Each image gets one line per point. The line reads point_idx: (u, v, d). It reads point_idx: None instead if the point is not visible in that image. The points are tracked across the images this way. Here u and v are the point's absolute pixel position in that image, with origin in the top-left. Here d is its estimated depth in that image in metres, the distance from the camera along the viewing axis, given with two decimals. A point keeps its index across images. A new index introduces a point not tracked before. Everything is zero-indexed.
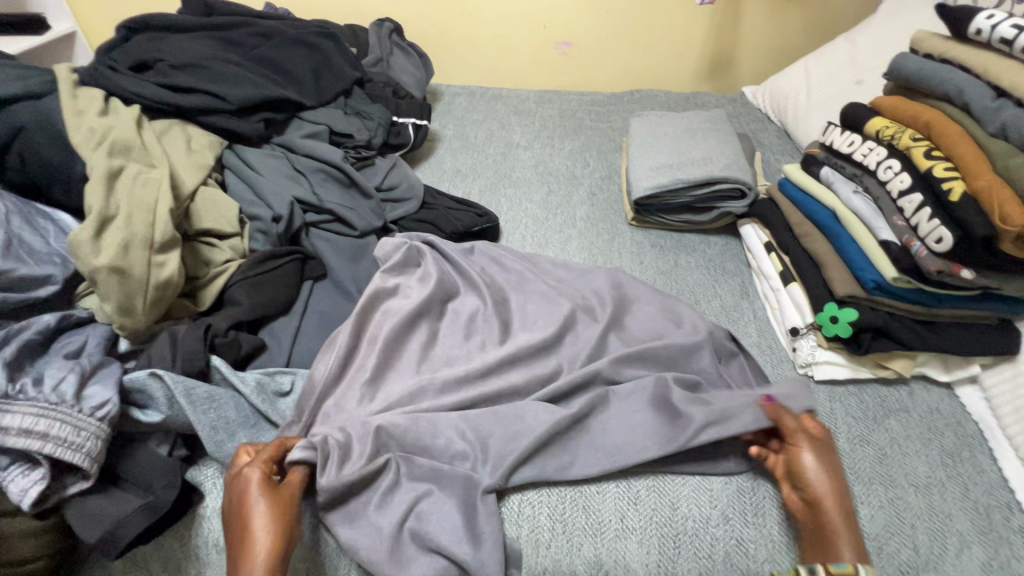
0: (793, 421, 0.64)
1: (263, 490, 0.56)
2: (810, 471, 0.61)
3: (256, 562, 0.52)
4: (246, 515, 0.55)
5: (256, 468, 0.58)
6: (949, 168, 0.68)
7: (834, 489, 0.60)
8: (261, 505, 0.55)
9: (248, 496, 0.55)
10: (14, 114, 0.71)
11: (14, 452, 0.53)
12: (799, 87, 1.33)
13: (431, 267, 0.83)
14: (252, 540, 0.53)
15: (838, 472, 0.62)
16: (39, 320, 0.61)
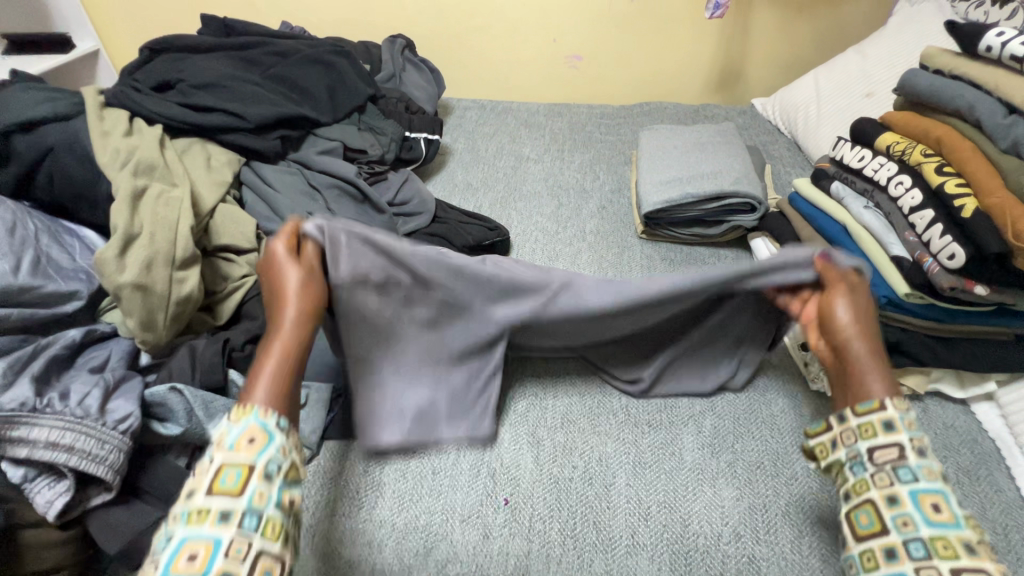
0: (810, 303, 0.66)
1: (284, 254, 0.62)
2: (841, 320, 0.60)
3: (286, 305, 0.58)
4: (276, 272, 0.61)
5: (276, 243, 0.63)
6: (960, 184, 0.68)
7: (862, 334, 0.59)
8: (287, 269, 0.61)
9: (278, 259, 0.62)
10: (44, 135, 0.74)
11: (41, 463, 0.54)
12: (809, 99, 1.33)
13: None
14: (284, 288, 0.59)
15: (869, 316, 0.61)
16: (66, 335, 0.63)
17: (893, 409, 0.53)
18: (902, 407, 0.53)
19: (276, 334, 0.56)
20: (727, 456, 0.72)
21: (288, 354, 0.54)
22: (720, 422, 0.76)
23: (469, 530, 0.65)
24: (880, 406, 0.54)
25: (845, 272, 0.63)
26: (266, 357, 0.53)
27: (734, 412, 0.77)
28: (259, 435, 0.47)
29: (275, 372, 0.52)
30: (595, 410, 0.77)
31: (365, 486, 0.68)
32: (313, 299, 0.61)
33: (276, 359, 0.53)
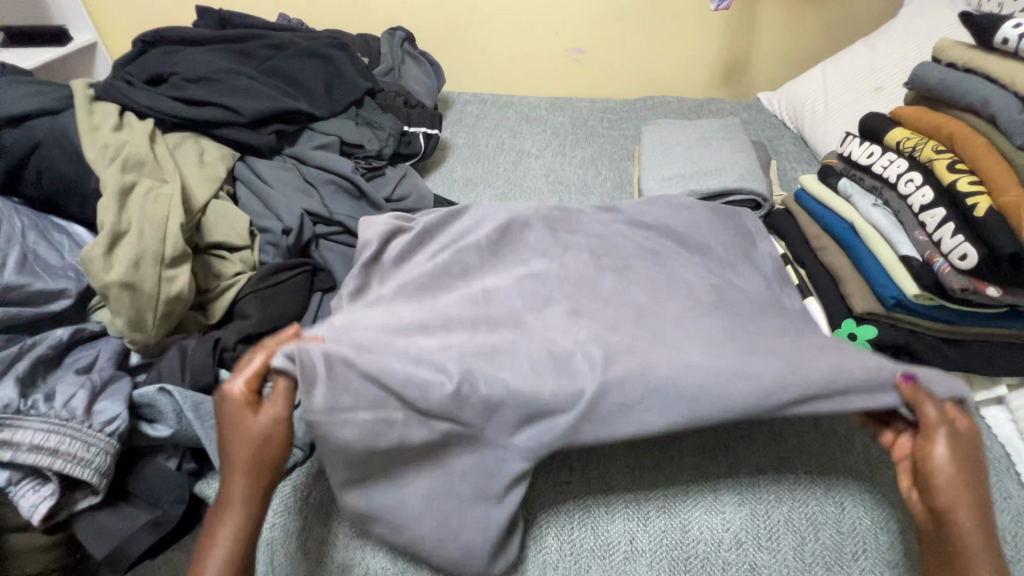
0: (931, 409, 0.54)
1: (248, 398, 0.55)
2: (947, 475, 0.51)
3: (238, 474, 0.52)
4: (230, 425, 0.54)
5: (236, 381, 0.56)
6: (974, 181, 0.66)
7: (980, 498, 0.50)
8: (251, 419, 0.54)
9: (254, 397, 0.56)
10: (30, 129, 0.72)
11: (24, 467, 0.53)
12: (816, 93, 1.30)
13: None
14: (235, 451, 0.53)
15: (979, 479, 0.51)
16: (52, 334, 0.62)
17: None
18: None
19: (232, 488, 0.52)
20: (729, 458, 0.70)
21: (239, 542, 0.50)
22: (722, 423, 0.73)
23: None
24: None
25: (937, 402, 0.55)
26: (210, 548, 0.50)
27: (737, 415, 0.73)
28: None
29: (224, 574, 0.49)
30: None
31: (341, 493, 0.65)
32: (272, 468, 0.53)
33: (224, 544, 0.50)
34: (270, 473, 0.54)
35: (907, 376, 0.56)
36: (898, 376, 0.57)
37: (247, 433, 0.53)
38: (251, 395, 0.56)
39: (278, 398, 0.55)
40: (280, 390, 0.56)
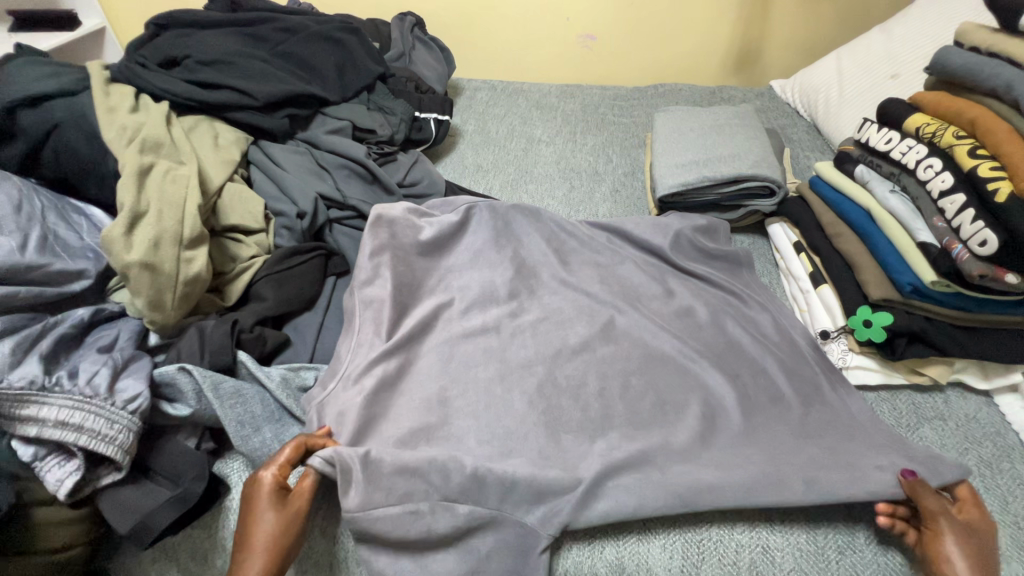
0: (933, 502, 0.57)
1: (270, 496, 0.56)
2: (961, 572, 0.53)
3: (254, 552, 0.53)
4: (254, 500, 0.56)
5: (266, 473, 0.57)
6: (995, 167, 0.65)
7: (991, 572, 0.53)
8: (267, 517, 0.55)
9: (270, 493, 0.57)
10: (47, 110, 0.72)
11: (49, 443, 0.54)
12: (831, 80, 1.29)
13: (457, 274, 0.85)
14: (254, 531, 0.54)
15: (989, 565, 0.53)
16: (74, 313, 0.62)
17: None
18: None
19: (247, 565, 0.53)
20: None
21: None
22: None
23: None
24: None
25: (938, 496, 0.58)
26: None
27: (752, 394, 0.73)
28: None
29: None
30: None
31: None
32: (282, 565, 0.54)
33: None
34: (284, 550, 0.55)
35: (908, 474, 0.60)
36: (898, 471, 0.61)
37: (265, 519, 0.55)
38: (278, 487, 0.57)
39: (302, 493, 0.58)
40: (304, 489, 0.58)
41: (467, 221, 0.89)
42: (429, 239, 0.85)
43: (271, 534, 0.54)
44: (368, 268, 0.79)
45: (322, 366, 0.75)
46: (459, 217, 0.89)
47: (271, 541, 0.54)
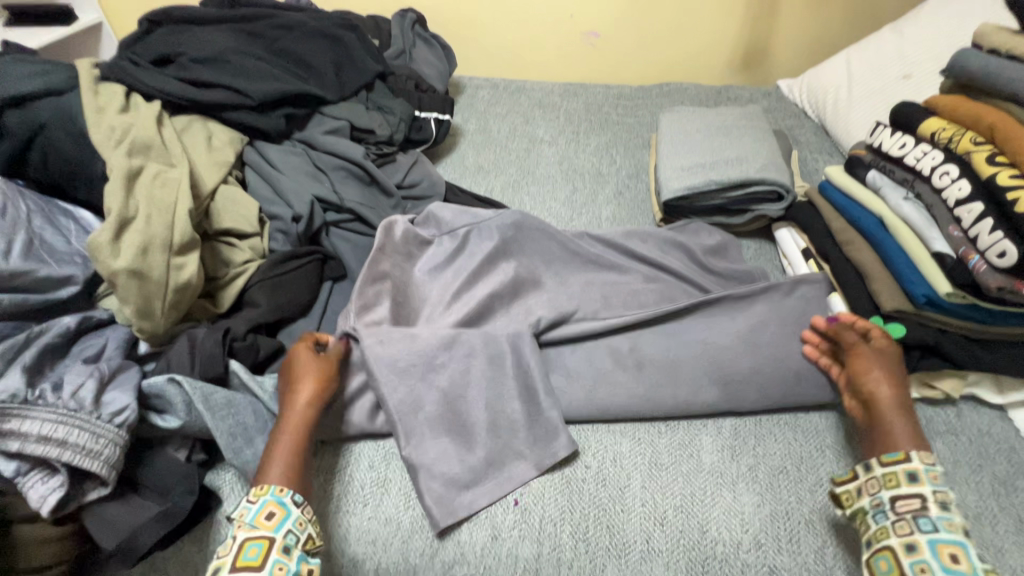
0: (848, 335, 0.71)
1: (302, 355, 0.67)
2: (884, 410, 0.63)
3: (305, 380, 0.65)
4: (296, 351, 0.68)
5: (296, 345, 0.68)
6: (1015, 175, 0.63)
7: (897, 395, 0.64)
8: (310, 361, 0.67)
9: (300, 356, 0.67)
10: (34, 111, 0.70)
11: (31, 458, 0.52)
12: (841, 80, 1.26)
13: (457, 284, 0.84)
14: (300, 369, 0.66)
15: (897, 371, 0.66)
16: (60, 322, 0.60)
17: (918, 460, 0.58)
18: (926, 459, 0.58)
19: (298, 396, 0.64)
20: (748, 458, 0.70)
21: (308, 412, 0.63)
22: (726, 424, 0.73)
23: (477, 531, 0.64)
24: (904, 457, 0.58)
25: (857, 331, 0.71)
26: (286, 424, 0.62)
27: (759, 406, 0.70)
28: (277, 509, 0.56)
29: (296, 446, 0.61)
30: (614, 406, 0.73)
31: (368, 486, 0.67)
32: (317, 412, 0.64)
33: (294, 429, 0.62)
34: (328, 380, 0.67)
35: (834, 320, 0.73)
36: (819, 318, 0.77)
37: (308, 366, 0.66)
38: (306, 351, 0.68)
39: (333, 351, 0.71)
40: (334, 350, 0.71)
41: (467, 242, 0.89)
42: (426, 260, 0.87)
43: (316, 370, 0.66)
44: (366, 290, 0.78)
45: None
46: (458, 239, 0.89)
47: (317, 374, 0.66)
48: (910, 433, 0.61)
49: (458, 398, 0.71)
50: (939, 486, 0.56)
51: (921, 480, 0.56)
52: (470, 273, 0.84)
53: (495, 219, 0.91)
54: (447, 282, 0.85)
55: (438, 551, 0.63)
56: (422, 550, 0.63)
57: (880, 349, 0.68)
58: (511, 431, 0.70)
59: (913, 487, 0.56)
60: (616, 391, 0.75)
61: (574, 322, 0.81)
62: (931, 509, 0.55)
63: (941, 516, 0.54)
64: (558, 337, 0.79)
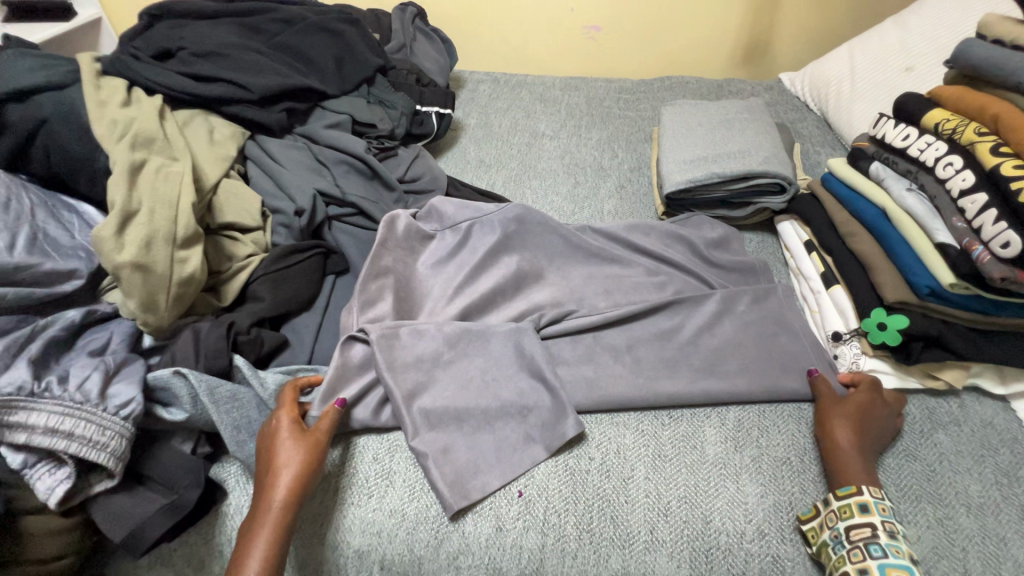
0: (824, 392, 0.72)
1: (286, 431, 0.61)
2: (843, 448, 0.66)
3: (284, 472, 0.58)
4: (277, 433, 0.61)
5: (280, 416, 0.62)
6: (1019, 165, 0.63)
7: (856, 440, 0.66)
8: (292, 447, 0.60)
9: (283, 433, 0.61)
10: (36, 104, 0.70)
11: (39, 451, 0.52)
12: (843, 73, 1.26)
13: (459, 277, 0.84)
14: (279, 455, 0.59)
15: (866, 431, 0.67)
16: (64, 316, 0.60)
17: (868, 494, 0.60)
18: (877, 494, 0.61)
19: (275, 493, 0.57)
20: (750, 451, 0.70)
21: (285, 512, 0.57)
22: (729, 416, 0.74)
23: (481, 522, 0.64)
24: (857, 490, 0.61)
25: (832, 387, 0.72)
26: (262, 524, 0.56)
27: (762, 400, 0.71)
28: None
29: (271, 549, 0.55)
30: (617, 398, 0.73)
31: (376, 474, 0.68)
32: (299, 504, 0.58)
33: (269, 531, 0.56)
34: (311, 467, 0.60)
35: (811, 372, 0.75)
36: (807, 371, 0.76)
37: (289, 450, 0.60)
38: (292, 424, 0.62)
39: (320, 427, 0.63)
40: (321, 424, 0.64)
41: (469, 237, 0.89)
42: (429, 256, 0.87)
43: (296, 461, 0.59)
44: (370, 285, 0.79)
45: (321, 368, 0.73)
46: (460, 234, 0.89)
47: (297, 463, 0.59)
48: (863, 471, 0.63)
49: (461, 391, 0.71)
50: (889, 518, 0.59)
51: (871, 512, 0.59)
52: (473, 266, 0.84)
53: (498, 214, 0.91)
54: (450, 276, 0.85)
55: (442, 541, 0.63)
56: (427, 541, 0.63)
57: (855, 398, 0.70)
58: (515, 422, 0.70)
59: (865, 517, 0.59)
60: (619, 384, 0.75)
61: (576, 315, 0.80)
62: (881, 536, 0.58)
63: (890, 543, 0.57)
64: (561, 331, 0.79)
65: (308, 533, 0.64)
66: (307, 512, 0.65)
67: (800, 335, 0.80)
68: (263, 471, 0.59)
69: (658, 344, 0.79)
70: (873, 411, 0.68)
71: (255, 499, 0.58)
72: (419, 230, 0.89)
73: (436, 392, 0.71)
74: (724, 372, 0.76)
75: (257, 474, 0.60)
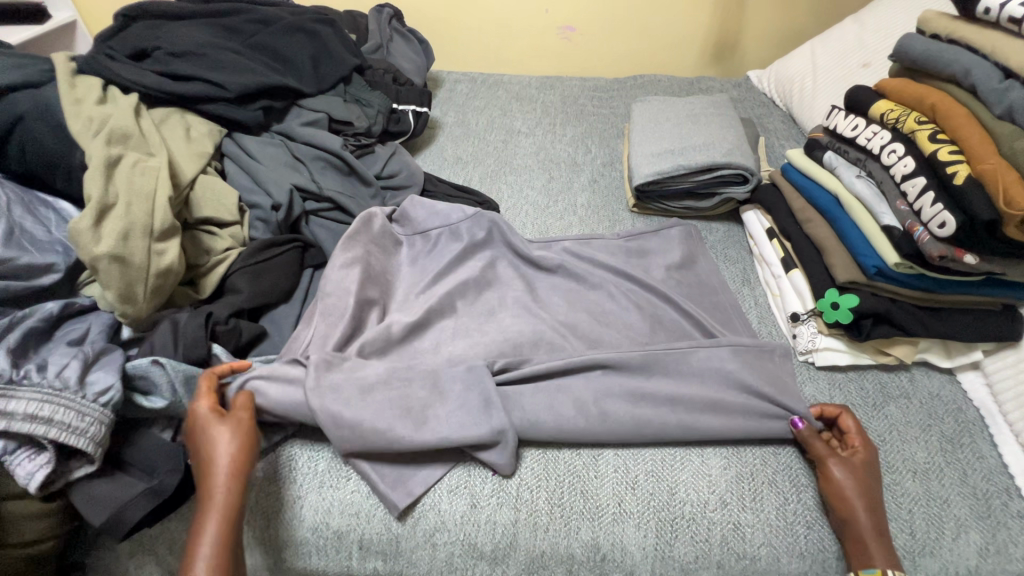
0: (820, 447, 0.66)
1: (209, 418, 0.60)
2: (862, 524, 0.61)
3: (217, 456, 0.58)
4: (203, 418, 0.60)
5: (198, 405, 0.61)
6: (953, 151, 0.67)
7: (873, 512, 0.62)
8: (218, 430, 0.59)
9: (205, 421, 0.60)
10: (12, 102, 0.71)
11: (19, 437, 0.54)
12: (806, 70, 1.31)
13: (429, 281, 0.86)
14: (208, 442, 0.59)
15: (873, 489, 0.63)
16: (42, 308, 0.61)
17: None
18: None
19: (214, 480, 0.58)
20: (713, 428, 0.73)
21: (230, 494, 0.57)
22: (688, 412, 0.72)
23: (455, 500, 0.67)
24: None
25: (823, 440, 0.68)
26: (209, 508, 0.57)
27: (721, 378, 0.74)
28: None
29: (221, 532, 0.56)
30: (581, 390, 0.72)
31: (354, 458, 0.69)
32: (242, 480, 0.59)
33: (217, 514, 0.56)
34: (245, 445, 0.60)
35: (796, 425, 0.69)
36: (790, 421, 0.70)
37: (216, 435, 0.59)
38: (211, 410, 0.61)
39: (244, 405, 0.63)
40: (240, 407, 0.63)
41: (437, 244, 0.93)
42: (402, 264, 0.90)
43: (226, 443, 0.59)
44: (345, 277, 0.81)
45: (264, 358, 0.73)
46: (429, 241, 0.93)
47: (229, 445, 0.59)
48: (883, 549, 0.60)
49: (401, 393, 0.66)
50: None
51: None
52: (440, 271, 0.87)
53: (467, 222, 0.94)
54: (419, 280, 0.88)
55: (419, 520, 0.66)
56: (405, 520, 0.66)
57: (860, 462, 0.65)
58: (473, 417, 0.67)
59: None
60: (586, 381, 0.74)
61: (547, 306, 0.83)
62: None
63: None
64: (519, 376, 0.72)
65: (279, 508, 0.66)
66: (281, 488, 0.67)
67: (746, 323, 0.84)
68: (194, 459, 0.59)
69: (627, 331, 0.83)
70: (872, 470, 0.65)
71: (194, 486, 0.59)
72: (392, 239, 0.92)
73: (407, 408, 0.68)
74: None
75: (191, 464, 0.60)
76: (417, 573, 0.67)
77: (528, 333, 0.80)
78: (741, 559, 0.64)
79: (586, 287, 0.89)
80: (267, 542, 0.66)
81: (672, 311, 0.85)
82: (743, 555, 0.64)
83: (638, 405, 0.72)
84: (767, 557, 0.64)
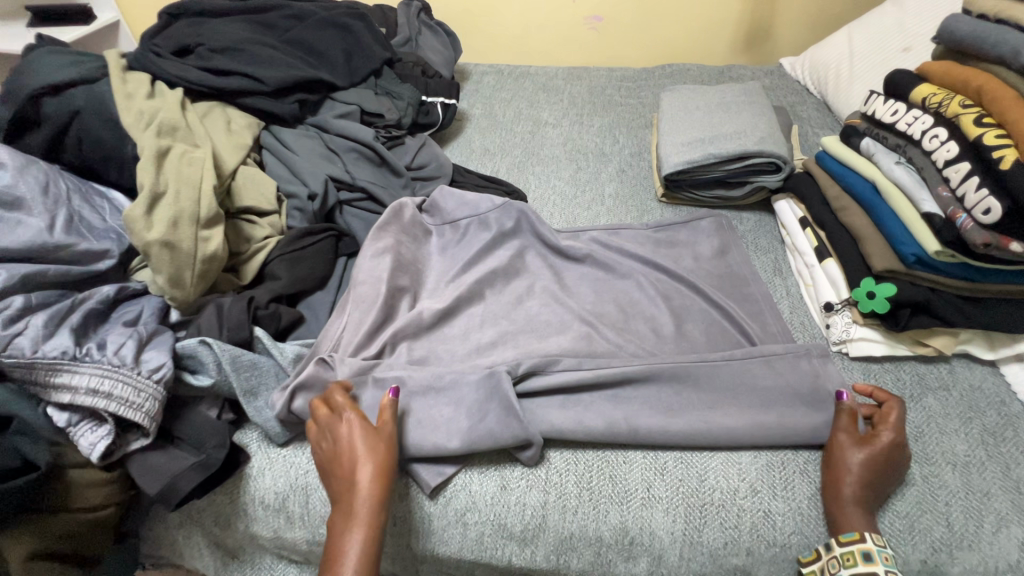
0: (844, 420, 0.66)
1: (360, 428, 0.61)
2: (848, 493, 0.62)
3: (363, 468, 0.59)
4: (345, 439, 0.61)
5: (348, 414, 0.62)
6: (1000, 135, 0.65)
7: (864, 485, 0.62)
8: (365, 444, 0.60)
9: (355, 430, 0.61)
10: (69, 97, 0.75)
11: (81, 410, 0.57)
12: (842, 55, 1.27)
13: (458, 269, 0.88)
14: (357, 453, 0.60)
15: (880, 471, 0.62)
16: (100, 290, 0.65)
17: (872, 541, 0.58)
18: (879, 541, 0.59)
19: (356, 504, 0.58)
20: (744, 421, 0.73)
21: (373, 509, 0.58)
22: (716, 399, 0.72)
23: (486, 482, 0.68)
24: (860, 538, 0.59)
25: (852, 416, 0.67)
26: (354, 523, 0.57)
27: (752, 368, 0.74)
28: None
29: (363, 549, 0.56)
30: (608, 377, 0.73)
31: None
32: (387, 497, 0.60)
33: (360, 529, 0.57)
34: (388, 462, 0.61)
35: (840, 396, 0.69)
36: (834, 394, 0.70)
37: (358, 457, 0.60)
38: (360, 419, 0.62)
39: (384, 420, 0.64)
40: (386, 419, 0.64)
41: (467, 233, 0.94)
42: (432, 253, 0.92)
43: (373, 456, 0.60)
44: (378, 264, 0.83)
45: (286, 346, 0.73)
46: (459, 231, 0.94)
47: (375, 459, 0.60)
48: (857, 518, 0.61)
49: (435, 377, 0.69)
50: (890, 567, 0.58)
51: (875, 561, 0.57)
52: (470, 258, 0.89)
53: (496, 213, 0.95)
54: (450, 268, 0.90)
55: (450, 499, 0.68)
56: (439, 500, 0.68)
57: (878, 440, 0.64)
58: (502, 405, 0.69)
59: (869, 566, 0.57)
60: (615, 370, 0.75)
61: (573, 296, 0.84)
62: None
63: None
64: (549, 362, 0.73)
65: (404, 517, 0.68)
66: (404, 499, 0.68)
67: (770, 312, 0.84)
68: (340, 468, 0.60)
69: (655, 320, 0.83)
70: (889, 454, 0.63)
71: (338, 496, 0.60)
72: (422, 229, 0.94)
73: (440, 392, 0.70)
74: (720, 346, 0.79)
75: (336, 473, 0.60)
76: (449, 551, 0.69)
77: (557, 320, 0.81)
78: (771, 546, 0.64)
79: (615, 276, 0.90)
80: (393, 544, 0.70)
81: (700, 301, 0.85)
82: (773, 543, 0.64)
83: (667, 393, 0.72)
84: (798, 545, 0.64)
